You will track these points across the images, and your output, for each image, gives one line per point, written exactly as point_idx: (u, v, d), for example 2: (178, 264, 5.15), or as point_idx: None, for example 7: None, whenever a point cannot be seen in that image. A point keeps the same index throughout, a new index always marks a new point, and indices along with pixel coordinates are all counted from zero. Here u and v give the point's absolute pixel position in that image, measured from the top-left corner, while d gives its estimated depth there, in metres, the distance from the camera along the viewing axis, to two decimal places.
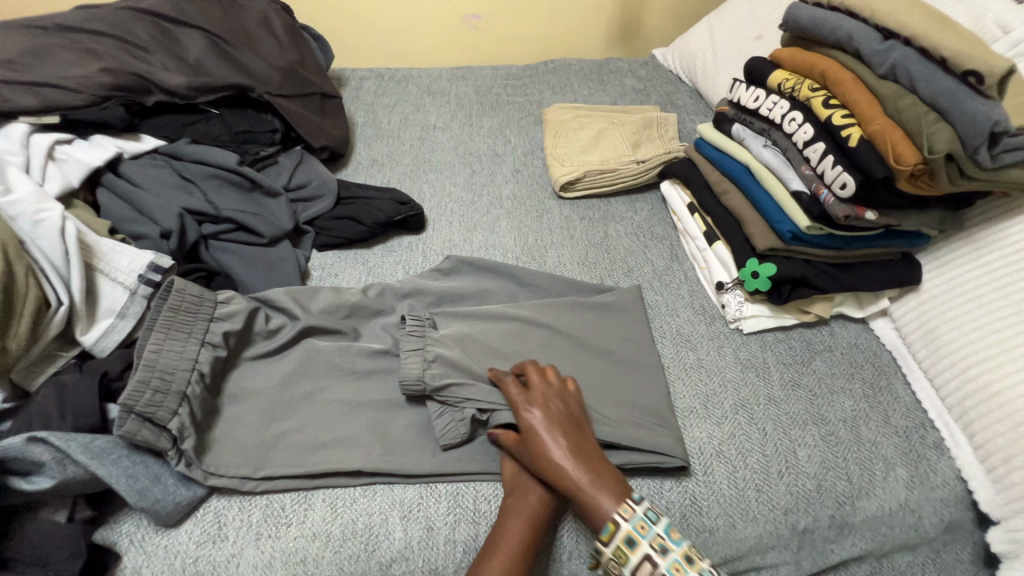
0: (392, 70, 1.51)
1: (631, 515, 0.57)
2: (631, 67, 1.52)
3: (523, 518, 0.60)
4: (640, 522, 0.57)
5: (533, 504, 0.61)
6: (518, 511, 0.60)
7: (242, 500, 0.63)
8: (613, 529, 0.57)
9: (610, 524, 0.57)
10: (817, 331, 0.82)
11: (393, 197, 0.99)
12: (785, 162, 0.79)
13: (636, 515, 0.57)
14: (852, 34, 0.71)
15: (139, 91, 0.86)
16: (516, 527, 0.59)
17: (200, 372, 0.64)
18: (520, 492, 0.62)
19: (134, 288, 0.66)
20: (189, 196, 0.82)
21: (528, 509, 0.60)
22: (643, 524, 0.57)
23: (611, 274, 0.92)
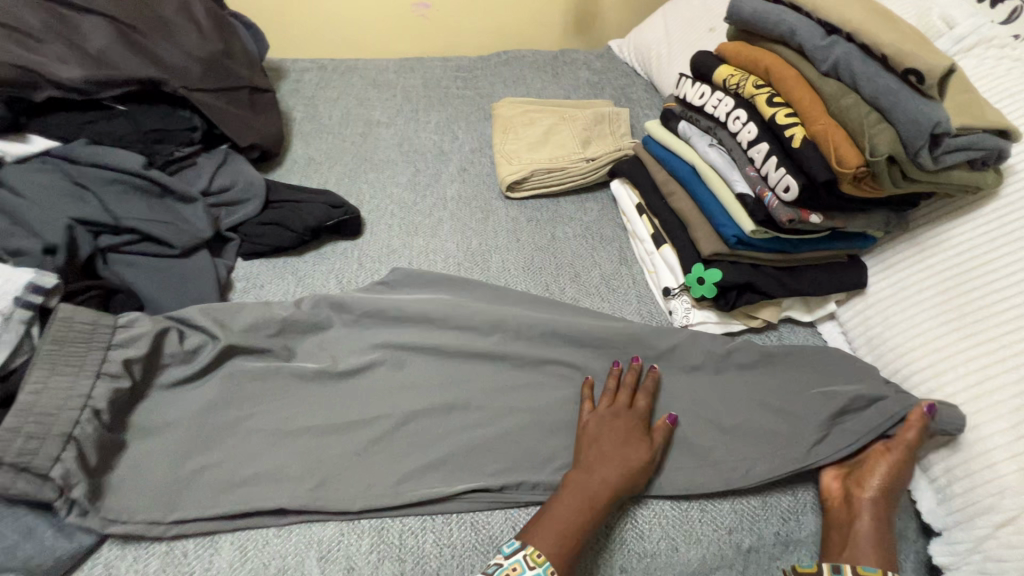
0: (335, 61, 1.42)
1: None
2: (586, 59, 1.48)
3: (580, 493, 0.59)
4: None
5: (595, 481, 0.60)
6: (580, 485, 0.59)
7: (138, 548, 0.57)
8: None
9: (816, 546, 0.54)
10: (766, 335, 0.80)
11: (325, 200, 0.92)
12: (731, 161, 0.76)
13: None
14: (794, 29, 0.68)
15: (25, 85, 0.76)
16: (574, 502, 0.58)
17: (93, 408, 0.58)
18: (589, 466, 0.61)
19: (6, 312, 0.58)
20: (85, 204, 0.73)
21: (588, 487, 0.59)
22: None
23: (557, 280, 0.87)
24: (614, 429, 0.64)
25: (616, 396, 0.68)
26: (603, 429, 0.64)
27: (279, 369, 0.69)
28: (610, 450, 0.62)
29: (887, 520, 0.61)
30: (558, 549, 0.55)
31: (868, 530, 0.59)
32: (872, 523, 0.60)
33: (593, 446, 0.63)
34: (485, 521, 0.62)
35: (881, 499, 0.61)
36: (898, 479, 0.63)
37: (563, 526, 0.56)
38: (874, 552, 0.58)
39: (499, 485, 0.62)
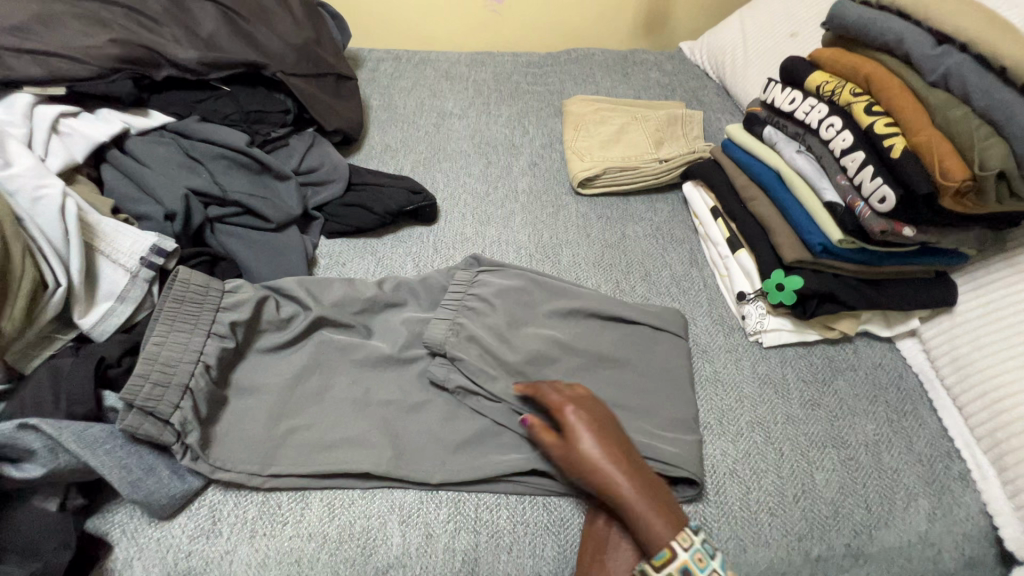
0: (409, 52, 1.47)
1: (689, 545, 0.54)
2: (656, 60, 1.47)
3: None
4: (698, 554, 0.54)
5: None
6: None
7: (238, 495, 0.61)
8: (668, 556, 0.53)
9: (665, 550, 0.53)
10: (840, 348, 0.79)
11: (405, 185, 0.96)
12: (820, 169, 0.75)
13: (694, 546, 0.54)
14: (902, 37, 0.67)
15: (149, 64, 0.82)
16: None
17: (206, 363, 0.63)
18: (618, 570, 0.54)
19: (135, 271, 0.64)
20: (198, 176, 0.79)
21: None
22: (700, 555, 0.54)
23: (627, 277, 0.88)
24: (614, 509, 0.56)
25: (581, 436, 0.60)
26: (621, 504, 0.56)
27: (367, 344, 0.73)
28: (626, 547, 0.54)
29: (635, 465, 0.59)
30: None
31: (603, 464, 0.57)
32: (632, 484, 0.56)
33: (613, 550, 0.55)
34: (557, 504, 0.63)
35: (630, 495, 0.56)
36: (602, 421, 0.61)
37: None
38: (664, 524, 0.55)
39: None
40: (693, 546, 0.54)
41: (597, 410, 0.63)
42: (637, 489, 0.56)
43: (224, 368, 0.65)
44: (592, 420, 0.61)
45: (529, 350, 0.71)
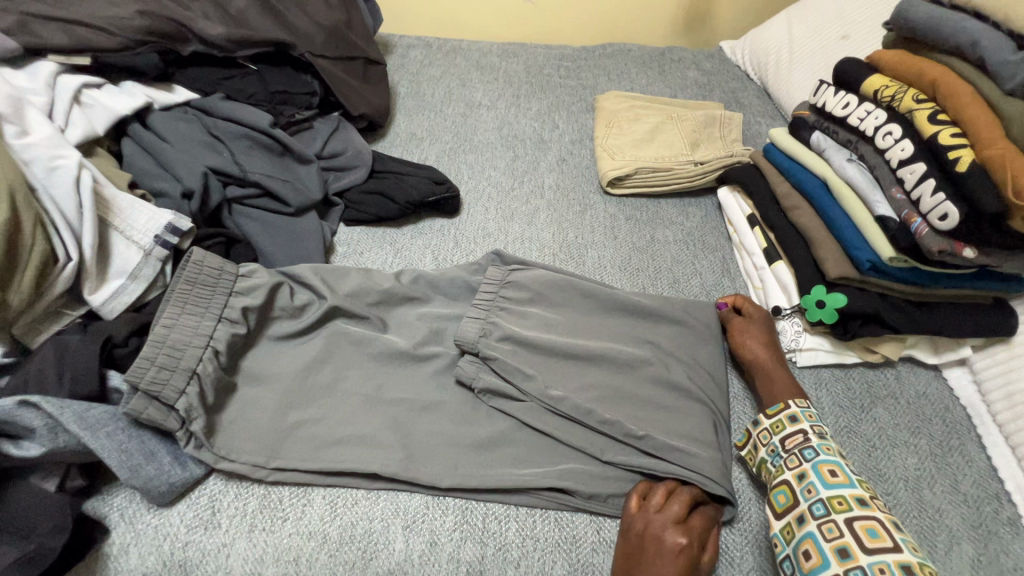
0: (440, 40, 1.43)
1: (803, 405, 0.64)
2: (695, 59, 1.41)
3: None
4: (825, 447, 0.59)
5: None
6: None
7: (239, 487, 0.59)
8: (781, 407, 0.64)
9: (778, 403, 0.65)
10: (881, 373, 0.74)
11: (429, 175, 0.93)
12: (873, 181, 0.70)
13: (807, 407, 0.63)
14: (976, 40, 0.61)
15: (176, 39, 0.81)
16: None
17: (214, 349, 0.60)
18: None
19: (148, 249, 0.62)
20: (218, 155, 0.77)
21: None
22: (827, 446, 0.59)
23: (655, 284, 0.84)
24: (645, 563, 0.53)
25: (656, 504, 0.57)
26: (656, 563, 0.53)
27: (380, 338, 0.70)
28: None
29: (774, 342, 0.72)
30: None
31: (761, 351, 0.70)
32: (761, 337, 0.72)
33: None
34: (569, 520, 0.60)
35: (767, 366, 0.69)
36: (773, 332, 0.73)
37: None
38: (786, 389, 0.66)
39: (588, 491, 0.60)
40: (807, 408, 0.63)
41: (771, 323, 0.74)
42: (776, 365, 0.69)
43: (233, 354, 0.63)
44: (765, 329, 0.73)
45: (549, 355, 0.67)
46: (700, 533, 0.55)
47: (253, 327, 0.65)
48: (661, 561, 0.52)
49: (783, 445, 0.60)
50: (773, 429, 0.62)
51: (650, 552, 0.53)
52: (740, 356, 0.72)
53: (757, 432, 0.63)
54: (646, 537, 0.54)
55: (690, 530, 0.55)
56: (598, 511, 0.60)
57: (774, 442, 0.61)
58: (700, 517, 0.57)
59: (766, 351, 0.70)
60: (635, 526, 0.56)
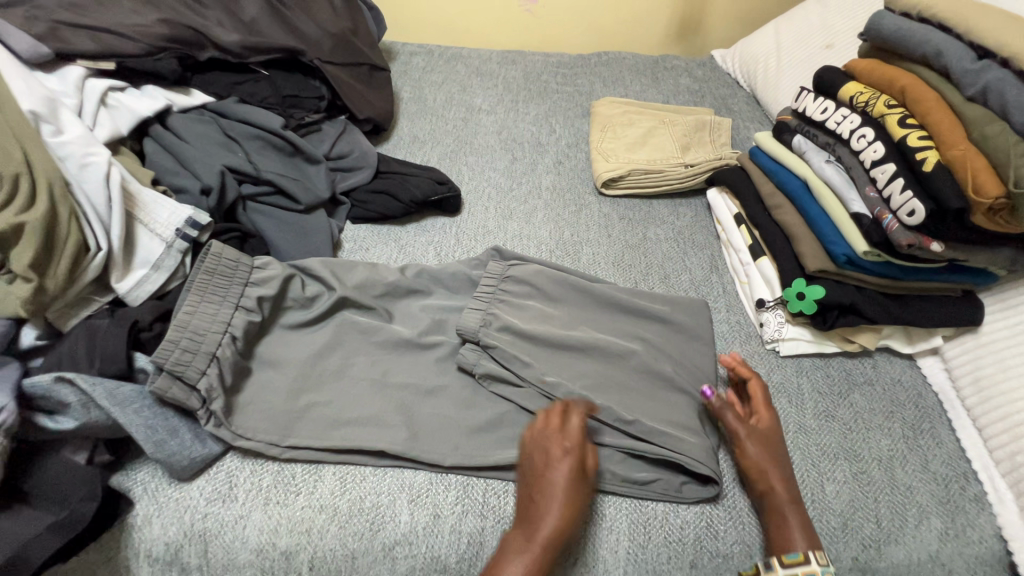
0: (442, 47, 1.49)
1: (824, 563, 0.57)
2: (687, 67, 1.47)
3: (519, 556, 0.55)
4: None
5: (535, 544, 0.56)
6: (512, 547, 0.56)
7: (254, 464, 0.63)
8: (800, 559, 0.57)
9: (798, 553, 0.58)
10: (859, 362, 0.78)
11: (432, 176, 0.97)
12: (849, 180, 0.74)
13: (827, 565, 0.57)
14: (941, 51, 0.66)
15: (194, 45, 0.85)
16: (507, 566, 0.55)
17: (232, 334, 0.65)
18: (534, 522, 0.57)
19: (170, 241, 0.66)
20: (233, 154, 0.82)
21: (530, 547, 0.56)
22: None
23: (646, 279, 0.89)
24: (536, 473, 0.60)
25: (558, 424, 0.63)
26: (540, 475, 0.60)
27: (386, 327, 0.74)
28: (543, 507, 0.58)
29: (782, 455, 0.65)
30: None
31: (775, 480, 0.62)
32: (772, 456, 0.64)
33: (529, 503, 0.59)
34: None
35: (782, 500, 0.61)
36: (781, 439, 0.66)
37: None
38: (800, 534, 0.59)
39: None
40: (826, 566, 0.57)
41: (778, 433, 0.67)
42: (790, 494, 0.62)
43: (248, 340, 0.67)
44: (773, 442, 0.66)
45: (545, 343, 0.71)
46: (579, 443, 0.61)
47: (266, 315, 0.69)
48: (550, 473, 0.60)
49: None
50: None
51: (546, 465, 0.60)
52: (747, 474, 0.64)
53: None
54: (536, 456, 0.61)
55: (568, 440, 0.61)
56: (591, 486, 0.64)
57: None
58: (575, 426, 0.63)
59: (777, 473, 0.63)
60: (539, 439, 0.62)
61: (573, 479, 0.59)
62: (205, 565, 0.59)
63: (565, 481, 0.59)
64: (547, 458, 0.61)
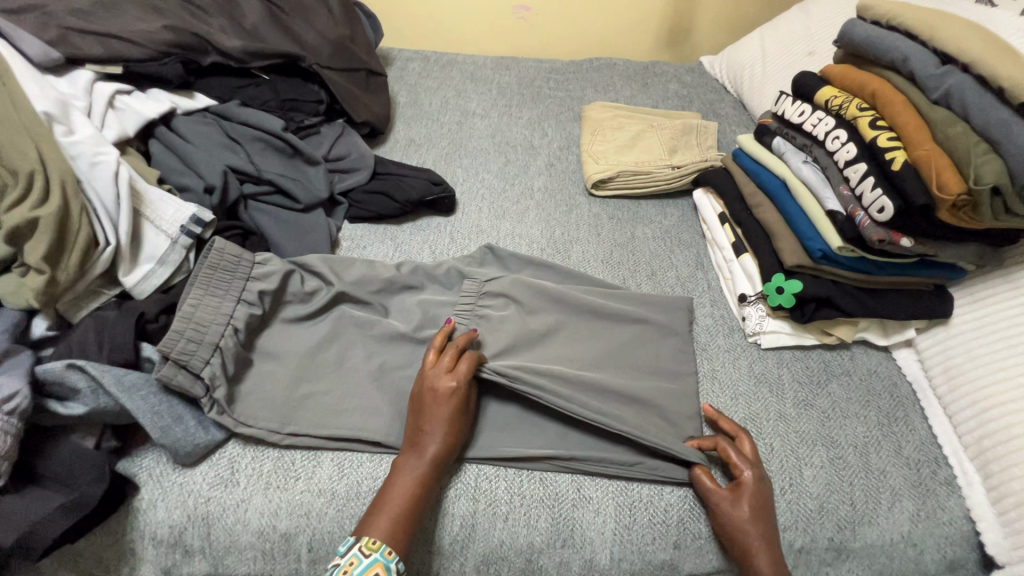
0: (437, 53, 1.52)
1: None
2: (676, 72, 1.51)
3: (408, 475, 0.60)
4: None
5: (423, 466, 0.61)
6: (405, 468, 0.61)
7: (255, 450, 0.66)
8: None
9: None
10: (837, 353, 0.81)
11: (427, 177, 1.01)
12: (824, 180, 0.78)
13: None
14: (908, 56, 0.70)
15: (197, 50, 0.88)
16: (400, 485, 0.60)
17: (234, 327, 0.67)
18: (420, 447, 0.62)
19: (175, 237, 0.69)
20: (235, 155, 0.85)
21: (417, 469, 0.61)
22: None
23: (633, 275, 0.92)
24: (424, 405, 0.64)
25: (439, 359, 0.67)
26: (427, 405, 0.64)
27: (383, 321, 0.77)
28: (428, 433, 0.62)
29: (765, 512, 0.62)
30: (394, 532, 0.57)
31: (758, 547, 0.60)
32: (754, 521, 0.61)
33: (416, 428, 0.63)
34: (552, 480, 0.67)
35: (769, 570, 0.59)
36: (766, 495, 0.63)
37: (392, 511, 0.58)
38: None
39: (568, 453, 0.67)
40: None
41: (765, 488, 0.64)
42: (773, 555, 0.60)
43: (250, 333, 0.70)
44: (758, 499, 0.62)
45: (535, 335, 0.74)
46: (465, 379, 0.65)
47: (267, 309, 0.72)
48: (434, 405, 0.63)
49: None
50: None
51: (432, 398, 0.64)
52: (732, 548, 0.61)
53: None
54: (421, 389, 0.65)
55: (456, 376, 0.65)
56: (579, 470, 0.67)
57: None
58: (467, 362, 0.66)
59: (759, 533, 0.61)
60: (428, 373, 0.66)
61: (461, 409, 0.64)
62: (208, 547, 0.62)
63: (449, 413, 0.63)
64: (431, 390, 0.64)
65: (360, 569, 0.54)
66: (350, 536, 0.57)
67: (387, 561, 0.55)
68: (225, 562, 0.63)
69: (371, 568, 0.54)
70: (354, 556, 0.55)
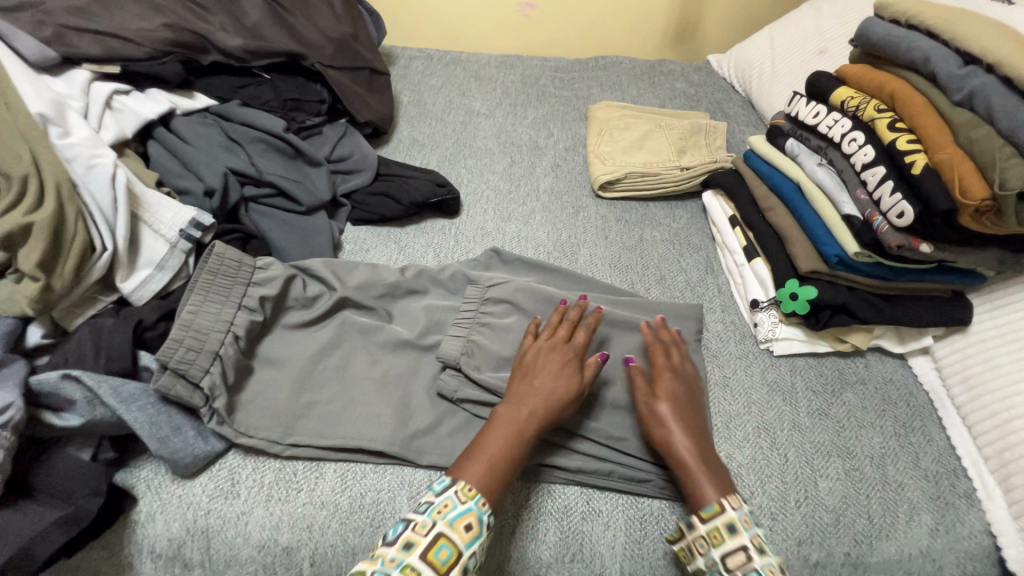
0: (441, 51, 1.50)
1: (737, 506, 0.58)
2: (683, 71, 1.49)
3: (511, 427, 0.60)
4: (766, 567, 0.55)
5: (526, 419, 0.61)
6: (506, 420, 0.61)
7: (256, 461, 0.64)
8: (715, 511, 0.58)
9: (712, 506, 0.58)
10: (851, 361, 0.79)
11: (431, 178, 0.99)
12: (840, 183, 0.76)
13: (741, 507, 0.58)
14: (928, 56, 0.68)
15: (197, 49, 0.86)
16: (497, 436, 0.60)
17: (235, 334, 0.66)
18: (524, 404, 0.62)
19: (174, 241, 0.67)
20: (236, 157, 0.83)
21: (519, 422, 0.61)
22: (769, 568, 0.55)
23: (642, 280, 0.90)
24: (552, 366, 0.64)
25: (559, 328, 0.68)
26: (540, 364, 0.65)
27: (387, 328, 0.75)
28: (539, 390, 0.63)
29: (698, 422, 0.65)
30: (486, 480, 0.57)
31: (684, 448, 0.62)
32: (670, 412, 0.64)
33: (523, 383, 0.64)
34: (562, 492, 0.65)
35: (688, 462, 0.61)
36: (693, 403, 0.66)
37: (485, 464, 0.58)
38: (711, 486, 0.59)
39: (577, 465, 0.65)
40: (739, 508, 0.58)
41: (698, 399, 0.67)
42: (700, 457, 0.61)
43: (251, 340, 0.68)
44: (680, 401, 0.65)
45: None
46: (580, 348, 0.66)
47: (269, 315, 0.70)
48: (545, 364, 0.65)
49: (724, 563, 0.56)
50: (710, 537, 0.57)
51: (563, 362, 0.65)
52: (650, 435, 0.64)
53: (693, 538, 0.59)
54: (532, 351, 0.66)
55: (573, 344, 0.66)
56: (587, 481, 0.65)
57: (714, 557, 0.57)
58: (582, 333, 0.68)
59: (682, 429, 0.63)
60: (546, 338, 0.67)
61: (584, 377, 0.65)
62: (208, 560, 0.60)
63: (573, 378, 0.64)
64: (562, 354, 0.65)
65: (452, 516, 0.54)
66: (443, 479, 0.58)
67: (479, 514, 0.55)
68: None
69: (463, 519, 0.54)
70: (449, 500, 0.56)
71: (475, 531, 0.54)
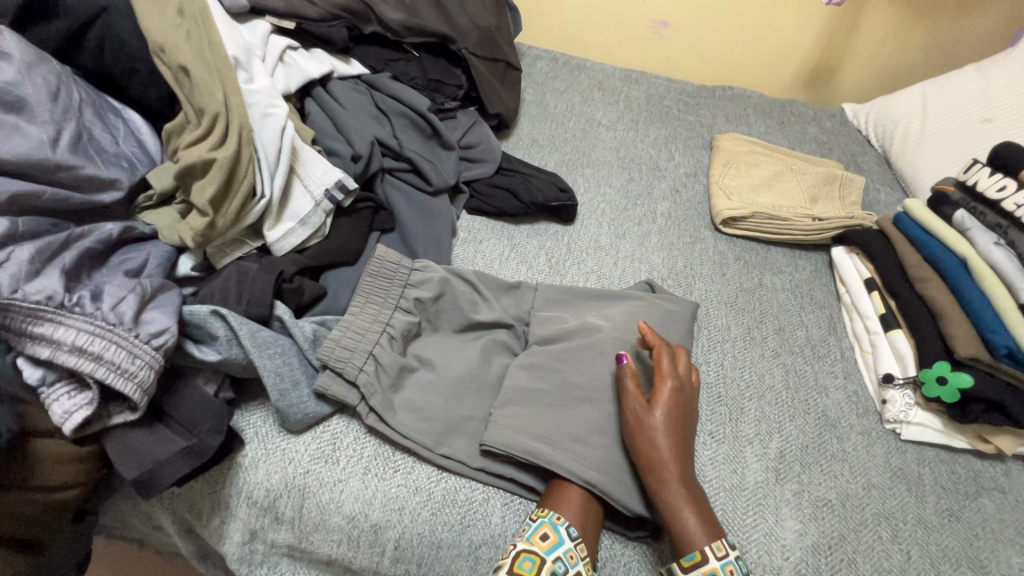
0: (566, 56, 1.49)
1: (722, 555, 0.54)
2: (816, 115, 1.41)
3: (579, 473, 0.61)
4: (728, 566, 0.53)
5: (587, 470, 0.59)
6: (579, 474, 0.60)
7: (358, 430, 0.64)
8: (698, 559, 0.54)
9: (695, 553, 0.54)
10: (990, 465, 0.72)
11: (553, 181, 0.97)
12: (1020, 269, 0.70)
13: (728, 557, 0.54)
14: None
15: (362, 18, 0.88)
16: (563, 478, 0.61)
17: (390, 334, 0.66)
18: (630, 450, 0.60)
19: (318, 200, 0.68)
20: (382, 128, 0.84)
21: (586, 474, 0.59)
22: (731, 568, 0.54)
23: (759, 327, 0.85)
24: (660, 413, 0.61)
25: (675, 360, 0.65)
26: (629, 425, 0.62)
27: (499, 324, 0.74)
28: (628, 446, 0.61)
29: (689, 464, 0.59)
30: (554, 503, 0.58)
31: (672, 460, 0.57)
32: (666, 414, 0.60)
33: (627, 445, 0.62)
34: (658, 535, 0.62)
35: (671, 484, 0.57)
36: (686, 415, 0.61)
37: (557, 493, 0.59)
38: (699, 529, 0.55)
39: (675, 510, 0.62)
40: (724, 558, 0.54)
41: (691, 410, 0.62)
42: (689, 502, 0.56)
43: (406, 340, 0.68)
44: (677, 419, 0.60)
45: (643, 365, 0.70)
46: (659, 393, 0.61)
47: (428, 317, 0.70)
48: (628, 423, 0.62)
49: None
50: None
51: (682, 405, 0.61)
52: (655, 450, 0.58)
53: None
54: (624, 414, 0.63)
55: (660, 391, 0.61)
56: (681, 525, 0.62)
57: None
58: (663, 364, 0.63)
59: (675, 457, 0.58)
60: (693, 396, 0.64)
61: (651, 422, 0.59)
62: (298, 519, 0.60)
63: (664, 408, 0.59)
64: (627, 374, 0.62)
65: (528, 533, 0.55)
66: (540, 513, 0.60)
67: (555, 524, 0.55)
68: (310, 538, 0.61)
69: (539, 530, 0.55)
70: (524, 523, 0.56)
71: (554, 541, 0.54)
